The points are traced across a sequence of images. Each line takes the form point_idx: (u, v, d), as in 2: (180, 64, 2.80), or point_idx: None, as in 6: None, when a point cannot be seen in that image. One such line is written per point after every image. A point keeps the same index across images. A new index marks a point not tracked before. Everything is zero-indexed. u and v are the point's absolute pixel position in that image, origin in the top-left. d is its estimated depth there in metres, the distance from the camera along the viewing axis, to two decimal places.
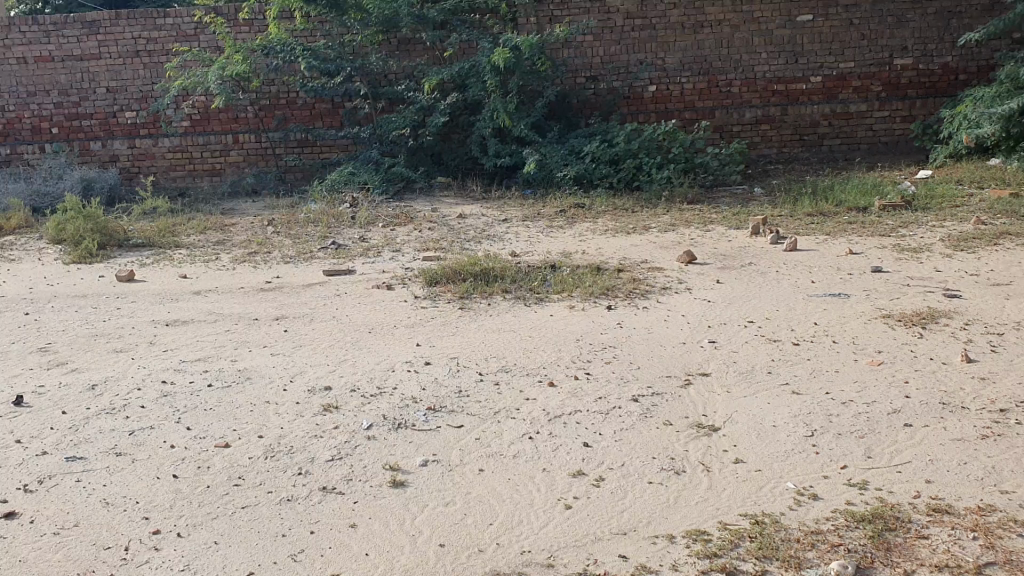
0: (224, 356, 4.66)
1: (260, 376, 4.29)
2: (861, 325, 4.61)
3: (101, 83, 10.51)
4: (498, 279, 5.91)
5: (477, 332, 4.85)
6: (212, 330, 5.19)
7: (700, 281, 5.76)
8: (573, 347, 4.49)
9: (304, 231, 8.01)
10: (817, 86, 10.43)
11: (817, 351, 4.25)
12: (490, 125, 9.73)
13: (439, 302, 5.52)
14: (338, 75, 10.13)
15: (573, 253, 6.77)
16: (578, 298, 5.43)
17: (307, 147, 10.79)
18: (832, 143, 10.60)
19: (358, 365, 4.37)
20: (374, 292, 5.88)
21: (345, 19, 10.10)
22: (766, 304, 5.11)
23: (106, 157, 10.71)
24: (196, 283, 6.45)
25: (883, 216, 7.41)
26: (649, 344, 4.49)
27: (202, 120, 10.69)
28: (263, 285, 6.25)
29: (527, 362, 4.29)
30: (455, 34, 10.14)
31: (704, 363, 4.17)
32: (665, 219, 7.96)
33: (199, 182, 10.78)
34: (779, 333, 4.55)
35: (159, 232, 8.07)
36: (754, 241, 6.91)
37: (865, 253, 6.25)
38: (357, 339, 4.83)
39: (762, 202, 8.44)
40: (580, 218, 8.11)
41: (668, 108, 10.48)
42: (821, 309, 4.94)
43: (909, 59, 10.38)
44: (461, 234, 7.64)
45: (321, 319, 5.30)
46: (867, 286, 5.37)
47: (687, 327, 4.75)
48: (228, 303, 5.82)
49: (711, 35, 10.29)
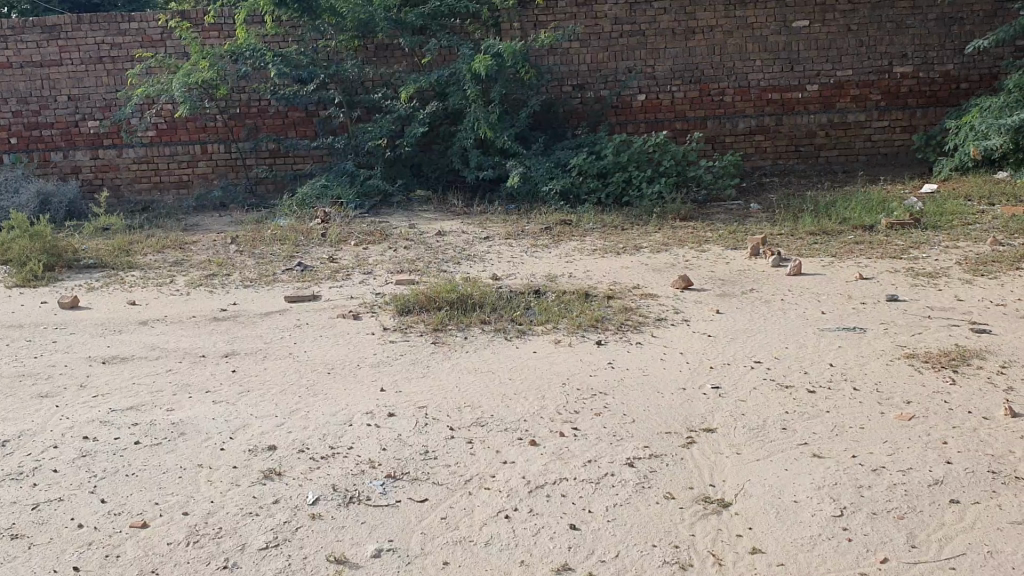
0: (160, 404, 4.09)
1: (198, 433, 3.73)
2: (883, 367, 4.08)
3: (62, 91, 9.92)
4: (476, 307, 5.38)
5: (450, 374, 4.29)
6: (153, 370, 4.61)
7: (698, 310, 5.22)
8: (559, 394, 3.93)
9: (270, 250, 7.45)
10: (814, 95, 9.92)
11: (836, 401, 3.72)
12: (472, 136, 9.19)
13: (408, 335, 4.97)
14: (312, 82, 9.56)
15: (558, 276, 6.24)
16: (563, 331, 4.89)
17: (278, 158, 10.22)
18: (829, 154, 10.12)
19: (312, 416, 3.81)
20: (338, 323, 5.32)
21: (318, 24, 9.54)
22: (774, 340, 4.57)
23: (67, 169, 10.12)
24: (147, 311, 5.88)
25: (891, 235, 6.90)
26: (645, 390, 3.95)
27: (169, 130, 10.10)
28: (217, 314, 5.69)
29: (505, 414, 3.74)
30: (435, 40, 9.59)
31: (707, 416, 3.64)
32: (658, 237, 7.44)
33: (165, 195, 10.20)
34: (791, 378, 4.01)
35: (114, 252, 7.49)
36: (755, 264, 6.39)
37: (876, 278, 5.74)
38: (314, 382, 4.26)
39: (759, 219, 7.93)
40: (567, 236, 7.57)
41: (658, 118, 9.95)
42: (837, 346, 4.41)
43: (909, 67, 9.89)
44: (439, 254, 7.09)
45: (275, 356, 4.73)
46: (883, 318, 4.85)
47: (687, 367, 4.21)
48: (174, 336, 5.26)
49: (702, 42, 9.78)
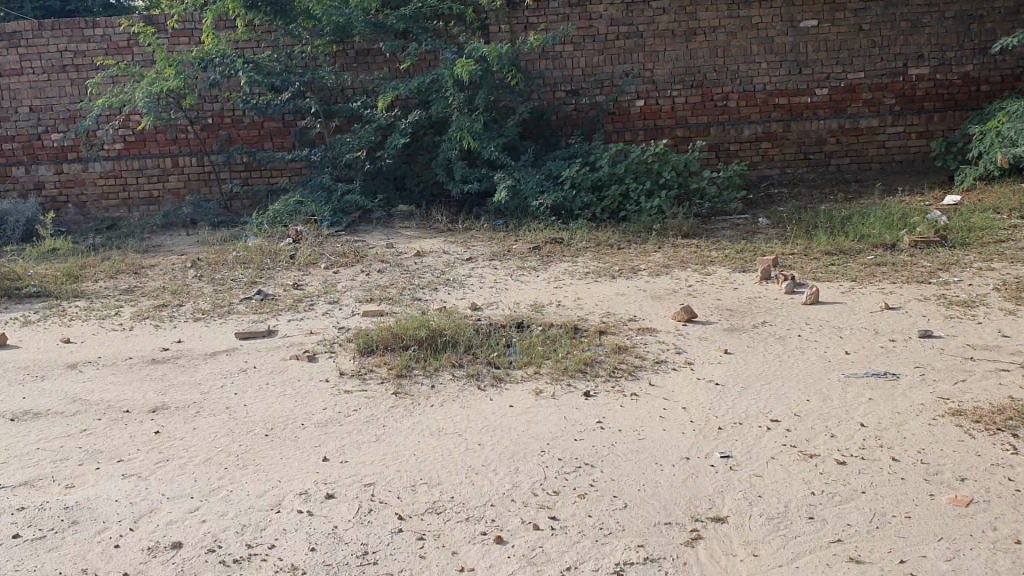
0: (60, 478, 3.42)
1: (93, 522, 3.06)
2: (925, 428, 3.39)
3: (24, 102, 9.24)
4: (450, 345, 4.69)
5: (408, 437, 3.59)
6: (64, 431, 3.93)
7: (703, 351, 4.52)
8: (535, 466, 3.25)
9: (231, 276, 6.78)
10: (823, 99, 9.25)
11: (871, 476, 3.03)
12: (457, 147, 8.51)
13: (367, 382, 4.28)
14: (286, 90, 8.86)
15: (544, 305, 5.56)
16: (547, 376, 4.20)
17: (253, 172, 9.51)
18: (840, 162, 9.44)
19: (234, 499, 3.14)
20: (292, 365, 4.64)
21: (292, 28, 8.85)
22: (793, 390, 3.88)
23: (30, 185, 9.45)
24: (83, 350, 5.21)
25: (916, 255, 6.23)
26: (641, 461, 3.26)
27: (137, 142, 9.41)
28: (158, 355, 5.02)
29: (467, 495, 3.06)
30: (417, 44, 8.90)
31: (714, 498, 2.97)
32: (658, 257, 6.77)
33: (134, 212, 9.52)
34: (816, 442, 3.33)
35: (62, 279, 6.82)
36: (766, 289, 5.71)
37: (904, 307, 5.06)
38: (246, 449, 3.58)
39: (768, 236, 7.27)
40: (557, 256, 6.89)
41: (658, 125, 9.28)
42: (866, 399, 3.73)
43: (925, 68, 9.20)
44: (415, 278, 6.42)
45: (209, 412, 4.05)
46: (919, 359, 4.17)
47: (689, 429, 3.52)
48: (103, 384, 4.57)
49: (705, 44, 9.11)
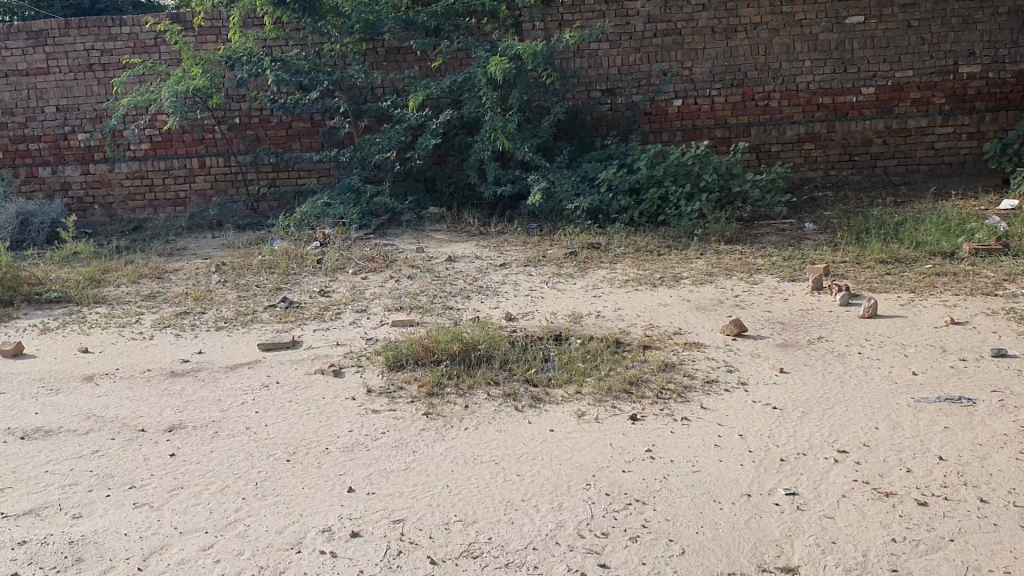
0: (67, 507, 3.17)
1: (98, 560, 2.81)
2: (1013, 465, 3.07)
3: (50, 101, 9.04)
4: (483, 360, 4.41)
5: (441, 465, 3.31)
6: (74, 452, 3.67)
7: (756, 369, 4.20)
8: (580, 502, 2.96)
9: (256, 281, 6.53)
10: (869, 99, 8.87)
11: (958, 520, 2.72)
12: (489, 148, 8.23)
13: (396, 402, 3.99)
14: (314, 90, 8.61)
15: (583, 316, 5.27)
16: (588, 398, 3.90)
17: (281, 173, 9.26)
18: (887, 164, 9.05)
19: (251, 536, 2.88)
20: (316, 381, 4.37)
21: (320, 25, 8.59)
22: (859, 416, 3.56)
23: (56, 185, 9.26)
24: (101, 361, 4.96)
25: (977, 264, 5.87)
26: (697, 499, 2.95)
27: (164, 142, 9.18)
28: (178, 367, 4.77)
29: (506, 536, 2.78)
30: (449, 42, 8.61)
31: (782, 543, 2.67)
32: (700, 265, 6.45)
33: (160, 213, 9.30)
34: (892, 478, 3.01)
35: (84, 284, 6.61)
36: (819, 301, 5.38)
37: (970, 323, 4.71)
38: (266, 477, 3.31)
39: (816, 242, 6.92)
40: (594, 263, 6.59)
41: (697, 125, 8.95)
42: (942, 427, 3.40)
43: (977, 66, 8.78)
44: (445, 285, 6.14)
45: (228, 433, 3.78)
46: (994, 382, 3.84)
47: (748, 461, 3.21)
48: (119, 399, 4.32)
49: (746, 41, 8.76)
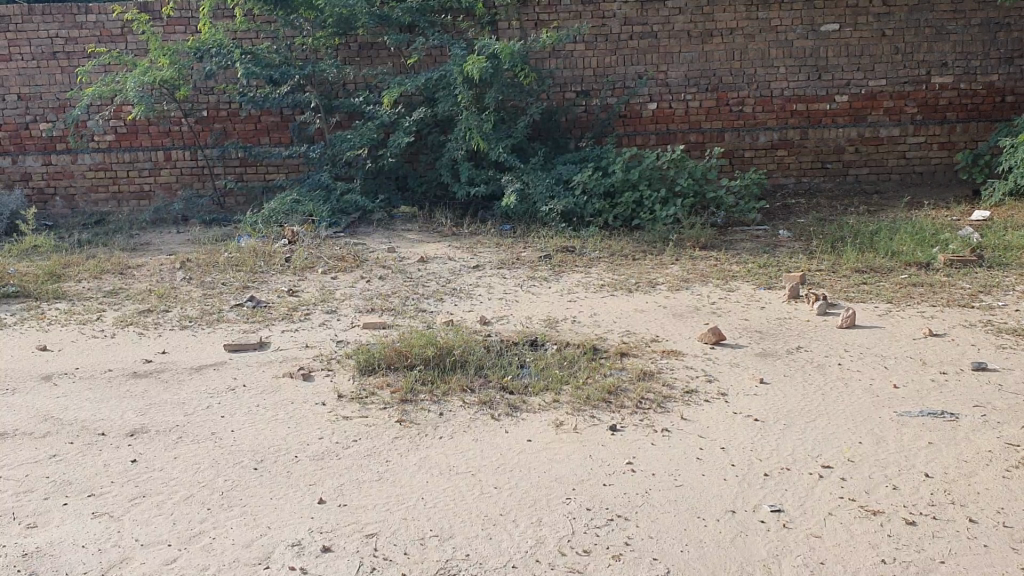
0: (21, 516, 3.01)
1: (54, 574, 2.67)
2: (999, 483, 3.04)
3: (12, 89, 8.78)
4: (458, 367, 4.29)
5: (415, 476, 3.20)
6: (31, 457, 3.50)
7: (736, 379, 4.13)
8: (560, 518, 2.86)
9: (222, 279, 6.36)
10: (843, 106, 8.85)
11: (948, 541, 2.70)
12: (463, 147, 8.11)
13: (368, 408, 3.87)
14: (285, 84, 8.44)
15: (559, 321, 5.18)
16: (564, 408, 3.79)
17: (248, 168, 9.06)
18: (858, 172, 9.05)
19: (216, 549, 2.75)
20: (285, 386, 4.23)
21: (292, 18, 8.40)
22: (843, 430, 3.49)
23: (16, 175, 8.98)
24: (59, 360, 4.78)
25: (952, 276, 5.86)
26: (679, 515, 2.87)
27: (129, 134, 8.94)
28: (140, 369, 4.60)
29: (485, 553, 2.68)
30: (423, 39, 8.47)
31: (770, 563, 2.61)
32: (675, 271, 6.38)
33: (124, 206, 9.06)
34: (879, 497, 2.95)
35: (43, 278, 6.40)
36: (796, 310, 5.33)
37: (949, 335, 4.68)
38: (232, 487, 3.17)
39: (790, 250, 6.89)
40: (569, 267, 6.49)
41: (671, 129, 8.89)
42: (926, 442, 3.35)
43: (949, 77, 8.79)
44: (417, 287, 6.02)
45: (193, 440, 3.63)
46: (975, 398, 3.79)
47: (731, 475, 3.14)
48: (77, 401, 4.15)
49: (722, 46, 8.72)
